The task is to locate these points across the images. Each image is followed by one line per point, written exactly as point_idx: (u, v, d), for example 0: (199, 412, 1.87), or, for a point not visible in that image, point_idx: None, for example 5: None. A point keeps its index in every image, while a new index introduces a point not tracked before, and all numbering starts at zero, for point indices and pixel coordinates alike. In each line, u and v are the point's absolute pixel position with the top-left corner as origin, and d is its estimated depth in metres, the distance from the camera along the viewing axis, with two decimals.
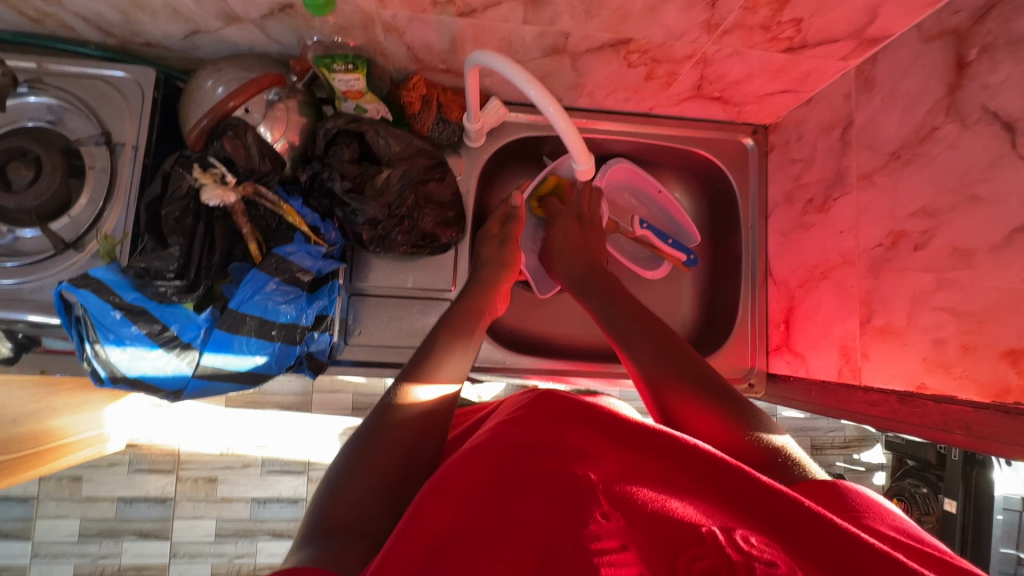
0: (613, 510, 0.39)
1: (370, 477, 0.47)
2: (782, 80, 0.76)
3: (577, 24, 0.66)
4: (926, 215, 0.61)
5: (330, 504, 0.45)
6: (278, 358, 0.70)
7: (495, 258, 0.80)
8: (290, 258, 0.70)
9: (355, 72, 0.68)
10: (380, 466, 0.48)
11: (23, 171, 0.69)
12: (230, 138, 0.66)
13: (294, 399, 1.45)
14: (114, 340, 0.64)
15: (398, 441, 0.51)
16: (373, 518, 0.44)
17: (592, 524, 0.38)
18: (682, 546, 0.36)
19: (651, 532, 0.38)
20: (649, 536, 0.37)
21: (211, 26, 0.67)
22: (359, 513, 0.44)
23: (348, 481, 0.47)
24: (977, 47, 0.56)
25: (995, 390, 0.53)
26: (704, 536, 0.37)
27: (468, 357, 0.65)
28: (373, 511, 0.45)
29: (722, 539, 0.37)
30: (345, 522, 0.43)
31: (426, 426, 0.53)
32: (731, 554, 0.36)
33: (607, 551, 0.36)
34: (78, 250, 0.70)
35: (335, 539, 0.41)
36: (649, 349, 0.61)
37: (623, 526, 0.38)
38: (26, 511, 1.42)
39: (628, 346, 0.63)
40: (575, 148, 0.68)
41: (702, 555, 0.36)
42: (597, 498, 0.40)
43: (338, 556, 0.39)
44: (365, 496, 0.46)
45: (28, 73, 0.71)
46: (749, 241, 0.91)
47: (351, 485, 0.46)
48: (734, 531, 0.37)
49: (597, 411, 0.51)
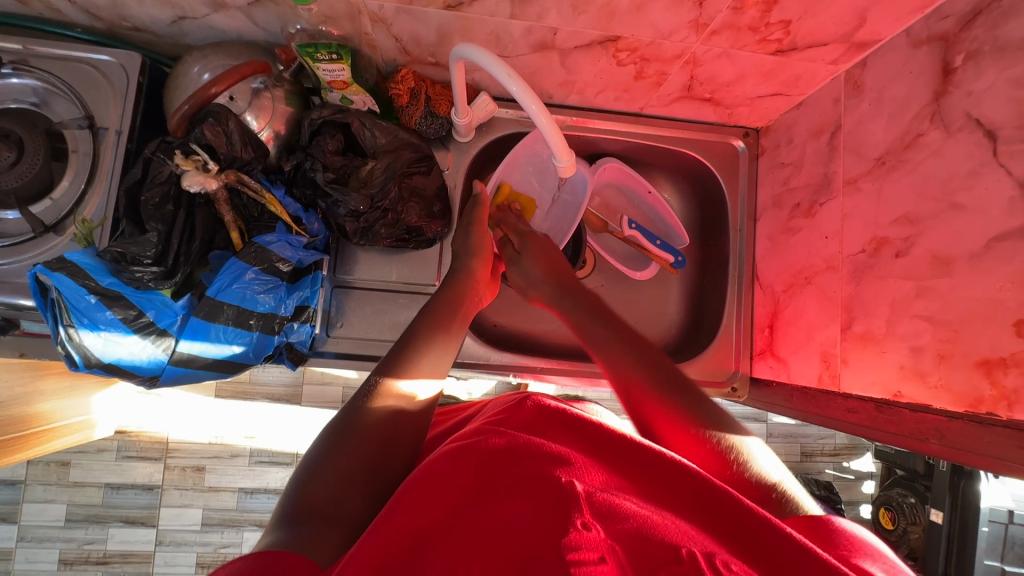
0: (594, 520, 0.38)
1: (350, 462, 0.47)
2: (772, 82, 0.76)
3: (564, 19, 0.65)
4: (908, 222, 0.60)
5: (305, 487, 0.45)
6: (255, 348, 0.70)
7: (466, 249, 0.77)
8: (270, 248, 0.70)
9: (340, 63, 0.67)
10: (354, 446, 0.48)
11: (3, 152, 0.68)
12: (212, 126, 0.65)
13: (283, 391, 1.45)
14: (88, 325, 0.64)
15: (379, 426, 0.51)
16: (349, 500, 0.45)
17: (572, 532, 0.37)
18: (657, 565, 0.35)
19: (629, 544, 0.37)
20: (629, 552, 0.36)
21: (198, 12, 0.67)
22: (332, 497, 0.45)
23: (327, 463, 0.47)
24: (963, 54, 0.55)
25: (969, 400, 0.53)
26: (682, 556, 0.35)
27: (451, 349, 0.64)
28: (346, 505, 0.45)
29: (701, 559, 0.35)
30: (316, 505, 0.44)
31: (398, 414, 0.53)
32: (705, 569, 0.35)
33: (585, 561, 0.34)
34: (58, 234, 0.70)
35: (304, 522, 0.42)
36: (620, 349, 0.61)
37: (604, 539, 0.37)
38: (12, 494, 1.42)
39: (598, 349, 0.63)
40: (557, 145, 0.68)
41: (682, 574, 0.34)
42: (580, 506, 0.39)
43: (307, 543, 0.40)
44: (337, 484, 0.46)
45: (14, 54, 0.71)
46: (736, 245, 0.90)
47: (329, 464, 0.47)
48: (715, 555, 0.36)
49: (590, 422, 0.49)
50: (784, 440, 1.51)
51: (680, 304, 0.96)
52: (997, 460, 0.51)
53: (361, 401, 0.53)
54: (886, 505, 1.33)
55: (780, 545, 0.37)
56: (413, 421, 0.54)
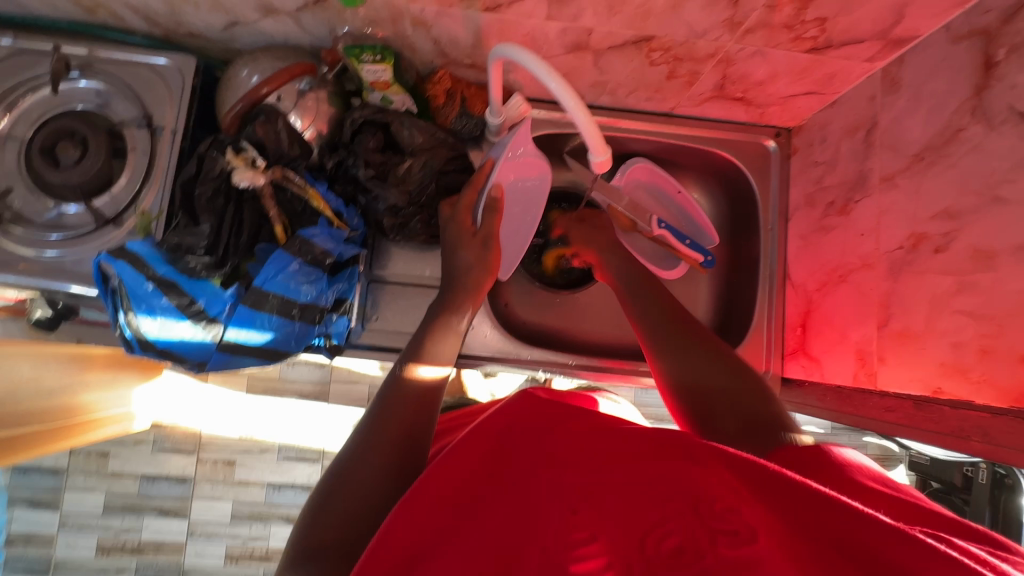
0: (583, 500, 0.40)
1: (355, 484, 0.48)
2: (806, 81, 0.76)
3: (600, 20, 0.67)
4: (948, 217, 0.60)
5: (317, 526, 0.46)
6: (297, 337, 0.73)
7: (479, 261, 0.75)
8: (313, 240, 0.72)
9: (383, 63, 0.70)
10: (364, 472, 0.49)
11: (72, 151, 0.74)
12: (263, 123, 0.69)
13: (312, 388, 1.49)
14: (146, 310, 0.67)
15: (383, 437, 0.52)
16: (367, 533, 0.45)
17: (564, 520, 0.38)
18: (649, 527, 0.36)
19: (620, 518, 0.38)
20: (620, 523, 0.37)
21: (250, 17, 0.71)
22: (345, 533, 0.45)
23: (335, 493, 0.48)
24: (1006, 47, 0.55)
25: (1014, 395, 0.52)
26: (669, 515, 0.37)
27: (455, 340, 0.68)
28: (362, 536, 0.45)
29: (687, 515, 0.37)
30: (337, 541, 0.45)
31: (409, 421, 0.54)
32: (696, 529, 0.35)
33: (580, 546, 0.36)
34: (117, 226, 0.74)
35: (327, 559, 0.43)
36: (672, 346, 0.62)
37: (594, 516, 0.38)
38: (55, 482, 1.48)
39: (650, 342, 0.65)
40: (594, 140, 0.69)
41: (668, 534, 0.36)
42: (568, 494, 0.40)
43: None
44: (348, 514, 0.46)
45: (79, 58, 0.76)
46: (767, 244, 0.90)
47: (338, 496, 0.48)
48: (700, 500, 0.37)
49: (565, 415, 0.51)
50: None
51: (709, 304, 0.96)
52: None
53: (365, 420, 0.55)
54: None
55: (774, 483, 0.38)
56: (422, 430, 0.54)
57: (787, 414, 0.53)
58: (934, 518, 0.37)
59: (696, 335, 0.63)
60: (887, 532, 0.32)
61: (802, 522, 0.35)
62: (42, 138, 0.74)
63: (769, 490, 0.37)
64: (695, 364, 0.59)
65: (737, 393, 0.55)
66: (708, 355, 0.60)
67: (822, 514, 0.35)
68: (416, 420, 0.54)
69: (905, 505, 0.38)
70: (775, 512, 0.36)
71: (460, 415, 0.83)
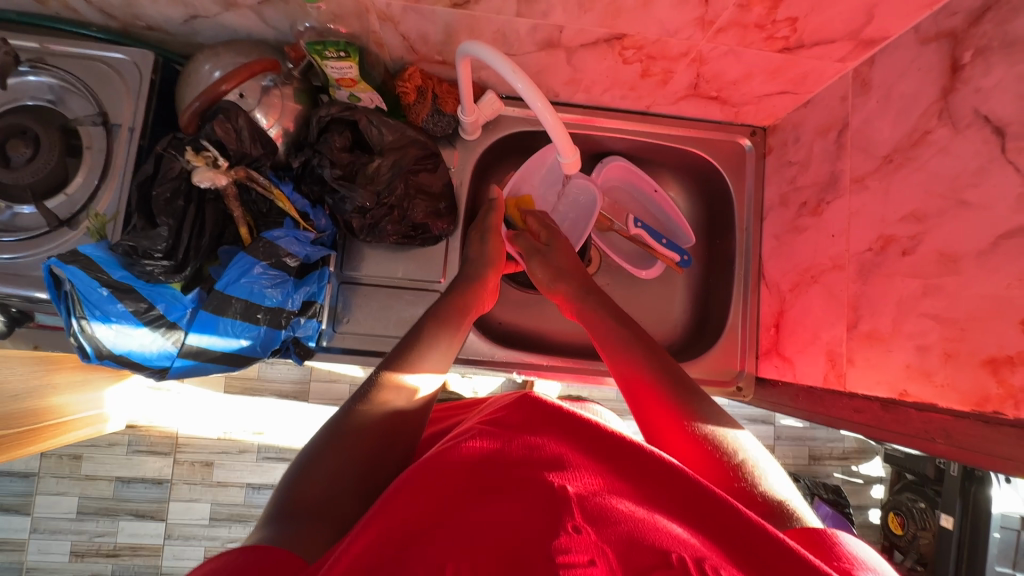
0: (586, 523, 0.38)
1: (341, 462, 0.48)
2: (779, 80, 0.75)
3: (571, 17, 0.66)
4: (915, 219, 0.60)
5: (300, 482, 0.46)
6: (262, 342, 0.71)
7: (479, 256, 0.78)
8: (278, 243, 0.71)
9: (348, 60, 0.68)
10: (350, 453, 0.49)
11: (22, 148, 0.70)
12: (222, 122, 0.66)
13: (291, 387, 1.47)
14: (100, 317, 0.65)
15: (372, 429, 0.51)
16: (342, 503, 0.46)
17: (561, 535, 0.36)
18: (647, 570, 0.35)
19: (622, 556, 0.36)
20: (620, 556, 0.36)
21: (210, 10, 0.68)
22: (327, 496, 0.46)
23: (322, 461, 0.48)
24: (972, 50, 0.55)
25: (976, 399, 0.52)
26: (671, 559, 0.35)
27: (451, 350, 0.65)
28: (341, 496, 0.46)
29: (690, 565, 0.35)
30: (309, 502, 0.45)
31: (390, 433, 0.52)
32: None
33: (574, 565, 0.34)
34: (72, 228, 0.71)
35: (298, 521, 0.43)
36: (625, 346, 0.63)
37: (594, 541, 0.36)
38: (26, 486, 1.44)
39: (607, 347, 0.65)
40: (562, 142, 0.68)
41: None
42: (571, 508, 0.38)
43: (302, 541, 0.41)
44: (334, 480, 0.47)
45: (30, 52, 0.72)
46: (742, 243, 0.90)
47: (325, 462, 0.48)
48: (704, 560, 0.36)
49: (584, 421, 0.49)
50: (792, 442, 1.50)
51: (686, 303, 0.96)
52: (1003, 459, 0.50)
53: (350, 408, 0.53)
54: (894, 509, 1.40)
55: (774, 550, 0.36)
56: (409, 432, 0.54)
57: (787, 500, 0.47)
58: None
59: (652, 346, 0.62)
60: None
61: None
62: None
63: (781, 565, 0.35)
64: (652, 379, 0.58)
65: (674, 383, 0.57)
66: (672, 374, 0.59)
67: None
68: (408, 423, 0.54)
69: None
70: None
71: (437, 412, 0.82)
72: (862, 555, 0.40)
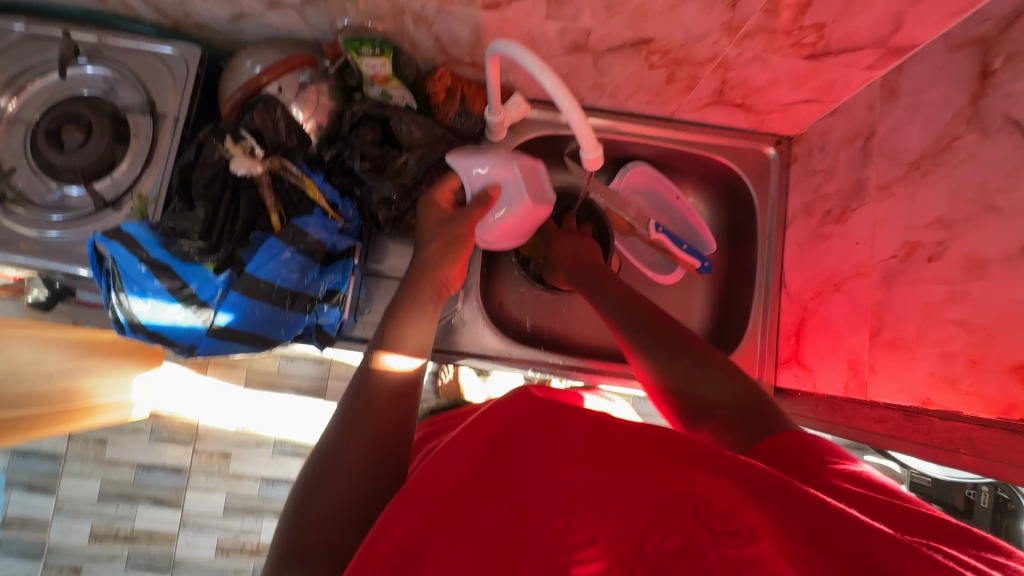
0: (585, 504, 0.41)
1: (339, 488, 0.47)
2: (806, 88, 0.76)
3: (599, 20, 0.67)
4: (942, 226, 0.59)
5: (297, 526, 0.45)
6: (288, 325, 0.74)
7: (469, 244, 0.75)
8: (307, 230, 0.74)
9: (383, 56, 0.71)
10: (349, 474, 0.48)
11: (76, 134, 0.75)
12: (261, 112, 0.70)
13: (309, 383, 1.50)
14: (138, 292, 0.69)
15: (367, 449, 0.50)
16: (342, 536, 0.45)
17: (565, 523, 0.39)
18: (652, 531, 0.38)
19: (625, 522, 0.39)
20: (621, 530, 0.39)
21: (255, 10, 0.72)
22: (325, 537, 0.44)
23: (313, 501, 0.47)
24: (1002, 56, 0.54)
25: (1002, 406, 0.51)
26: (669, 519, 0.39)
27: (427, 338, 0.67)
28: (344, 529, 0.45)
29: (689, 520, 0.39)
30: (316, 547, 0.44)
31: (381, 438, 0.52)
32: (700, 534, 0.38)
33: (581, 547, 0.37)
34: (116, 210, 0.75)
35: (306, 564, 0.42)
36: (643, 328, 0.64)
37: (599, 519, 0.40)
38: (52, 467, 1.49)
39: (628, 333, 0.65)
40: (585, 138, 0.69)
41: (670, 535, 0.38)
42: (567, 497, 0.41)
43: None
44: (335, 514, 0.46)
45: (88, 45, 0.77)
46: (764, 252, 0.89)
47: (321, 496, 0.47)
48: (700, 507, 0.39)
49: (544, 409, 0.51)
50: None
51: (705, 310, 0.96)
52: None
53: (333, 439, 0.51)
54: None
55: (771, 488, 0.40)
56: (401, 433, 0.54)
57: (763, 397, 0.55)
58: (924, 515, 0.39)
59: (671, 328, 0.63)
60: (883, 537, 0.35)
61: (814, 530, 0.36)
62: (49, 121, 0.75)
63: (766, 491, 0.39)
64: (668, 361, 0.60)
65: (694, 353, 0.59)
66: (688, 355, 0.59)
67: (820, 518, 0.37)
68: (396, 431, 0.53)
69: (897, 513, 0.39)
70: (777, 517, 0.38)
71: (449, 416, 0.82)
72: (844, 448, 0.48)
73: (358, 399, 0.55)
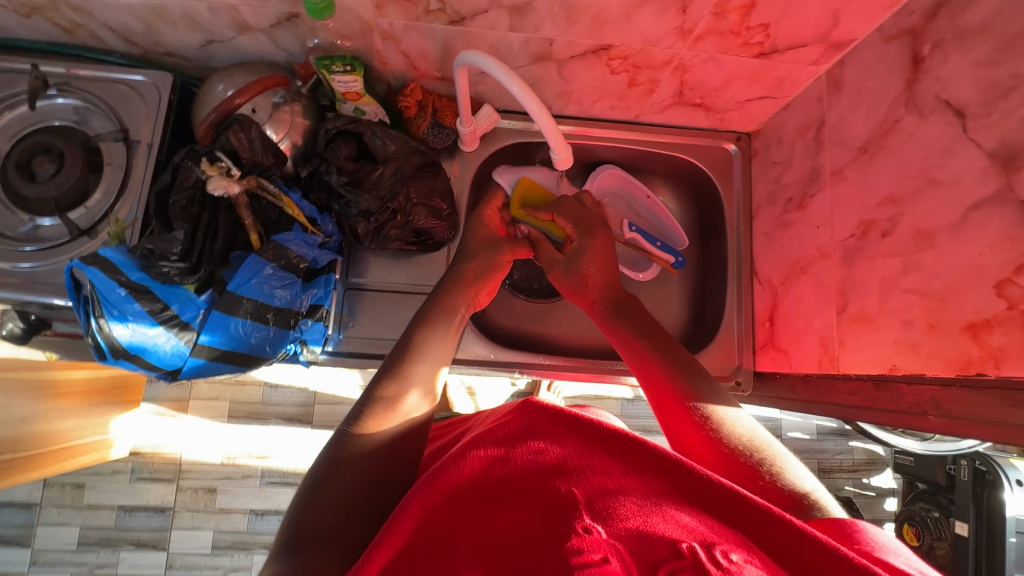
0: (594, 523, 0.39)
1: (346, 484, 0.47)
2: (759, 85, 0.80)
3: (559, 30, 0.71)
4: (892, 202, 0.63)
5: (304, 512, 0.46)
6: (272, 341, 0.73)
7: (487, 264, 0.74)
8: (288, 245, 0.74)
9: (353, 74, 0.73)
10: (361, 472, 0.48)
11: (47, 164, 0.75)
12: (236, 132, 0.71)
13: (295, 410, 1.48)
14: (117, 317, 0.67)
15: (376, 454, 0.50)
16: (351, 526, 0.45)
17: (571, 541, 0.38)
18: (661, 560, 0.35)
19: (633, 548, 0.37)
20: (633, 551, 0.37)
21: (226, 35, 0.74)
22: (332, 522, 0.45)
23: (324, 487, 0.47)
24: (930, 43, 0.59)
25: (959, 364, 0.54)
26: (681, 551, 0.36)
27: (451, 339, 0.64)
28: (347, 521, 0.46)
29: (701, 554, 0.35)
30: (319, 532, 0.45)
31: (390, 451, 0.51)
32: (710, 568, 0.34)
33: (588, 565, 0.35)
34: (91, 238, 0.75)
35: (307, 549, 0.43)
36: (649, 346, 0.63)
37: (605, 539, 0.38)
38: (27, 517, 1.43)
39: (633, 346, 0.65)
40: (555, 140, 0.73)
41: (681, 569, 0.34)
42: (579, 512, 0.40)
43: (311, 569, 0.41)
44: (338, 502, 0.46)
45: (57, 77, 0.78)
46: (734, 243, 0.93)
47: (331, 486, 0.47)
48: (713, 546, 0.36)
49: (587, 422, 0.49)
50: (801, 456, 1.47)
51: (683, 304, 0.99)
52: (988, 424, 0.52)
53: (345, 434, 0.51)
54: (908, 520, 1.40)
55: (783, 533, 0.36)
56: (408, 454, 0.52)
57: (812, 492, 0.47)
58: None
59: (669, 342, 0.64)
60: None
61: None
62: (18, 153, 0.75)
63: (780, 544, 0.36)
64: (673, 394, 0.58)
65: (680, 369, 0.60)
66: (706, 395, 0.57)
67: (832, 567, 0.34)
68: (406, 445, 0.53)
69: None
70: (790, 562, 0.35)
71: (437, 429, 0.82)
72: (880, 542, 0.39)
73: (371, 414, 0.53)
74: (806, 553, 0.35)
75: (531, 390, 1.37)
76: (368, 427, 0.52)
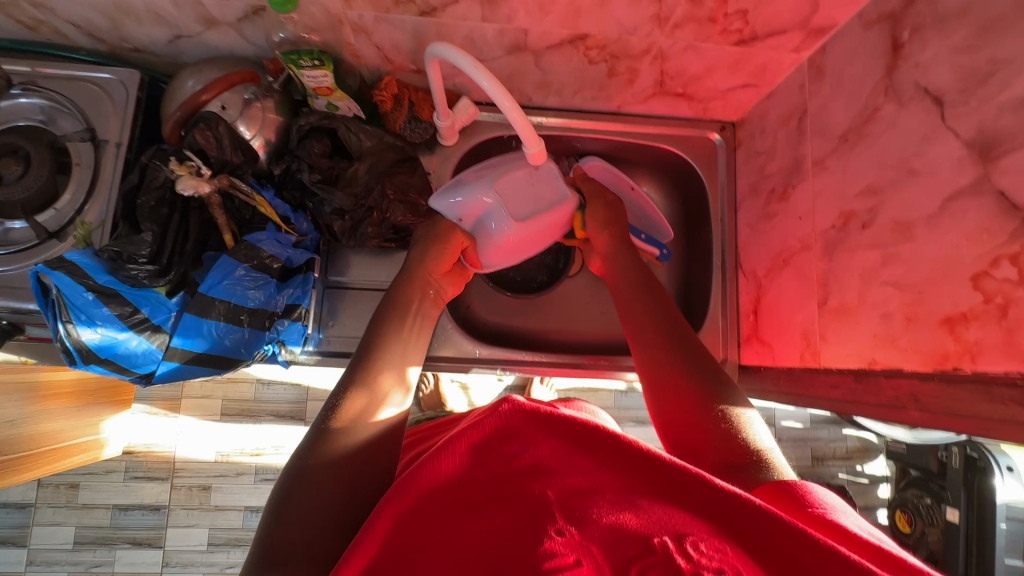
0: (568, 524, 0.38)
1: (319, 497, 0.46)
2: (740, 73, 0.78)
3: (533, 20, 0.69)
4: (872, 193, 0.62)
5: (278, 529, 0.44)
6: (247, 343, 0.73)
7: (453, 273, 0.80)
8: (260, 245, 0.73)
9: (322, 68, 0.71)
10: (333, 483, 0.48)
11: (14, 166, 0.73)
12: (202, 131, 0.70)
13: (288, 407, 1.47)
14: (86, 321, 0.66)
15: (347, 461, 0.49)
16: (323, 539, 0.44)
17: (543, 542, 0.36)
18: (631, 557, 0.35)
19: (607, 547, 0.36)
20: (604, 550, 0.36)
21: (193, 29, 0.72)
22: (305, 538, 0.44)
23: (295, 501, 0.46)
24: (909, 28, 0.57)
25: (937, 358, 0.53)
26: (653, 547, 0.35)
27: (417, 342, 0.67)
28: (319, 536, 0.44)
29: (670, 548, 0.35)
30: (291, 546, 0.43)
31: (361, 466, 0.50)
32: (680, 563, 0.34)
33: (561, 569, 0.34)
34: (60, 240, 0.73)
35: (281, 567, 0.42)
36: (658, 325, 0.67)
37: (578, 540, 0.37)
38: (23, 518, 1.43)
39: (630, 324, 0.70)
40: (527, 134, 0.71)
41: (651, 565, 0.34)
42: (552, 515, 0.38)
43: None
44: (312, 517, 0.45)
45: (22, 75, 0.76)
46: (719, 234, 0.91)
47: (302, 500, 0.46)
48: (684, 538, 0.36)
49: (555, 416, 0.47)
50: (794, 444, 1.48)
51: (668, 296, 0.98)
52: (965, 417, 0.51)
53: (315, 439, 0.51)
54: (902, 506, 1.42)
55: (752, 517, 0.36)
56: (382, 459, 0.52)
57: (766, 451, 0.51)
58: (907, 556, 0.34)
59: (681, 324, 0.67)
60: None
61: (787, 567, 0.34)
62: None
63: (748, 530, 0.36)
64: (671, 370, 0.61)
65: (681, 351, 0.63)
66: (722, 385, 0.59)
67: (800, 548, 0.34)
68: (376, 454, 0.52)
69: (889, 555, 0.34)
70: (761, 547, 0.35)
71: (428, 429, 0.81)
72: (829, 500, 0.42)
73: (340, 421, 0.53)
74: (773, 536, 0.35)
75: (523, 384, 1.36)
76: (337, 432, 0.51)
